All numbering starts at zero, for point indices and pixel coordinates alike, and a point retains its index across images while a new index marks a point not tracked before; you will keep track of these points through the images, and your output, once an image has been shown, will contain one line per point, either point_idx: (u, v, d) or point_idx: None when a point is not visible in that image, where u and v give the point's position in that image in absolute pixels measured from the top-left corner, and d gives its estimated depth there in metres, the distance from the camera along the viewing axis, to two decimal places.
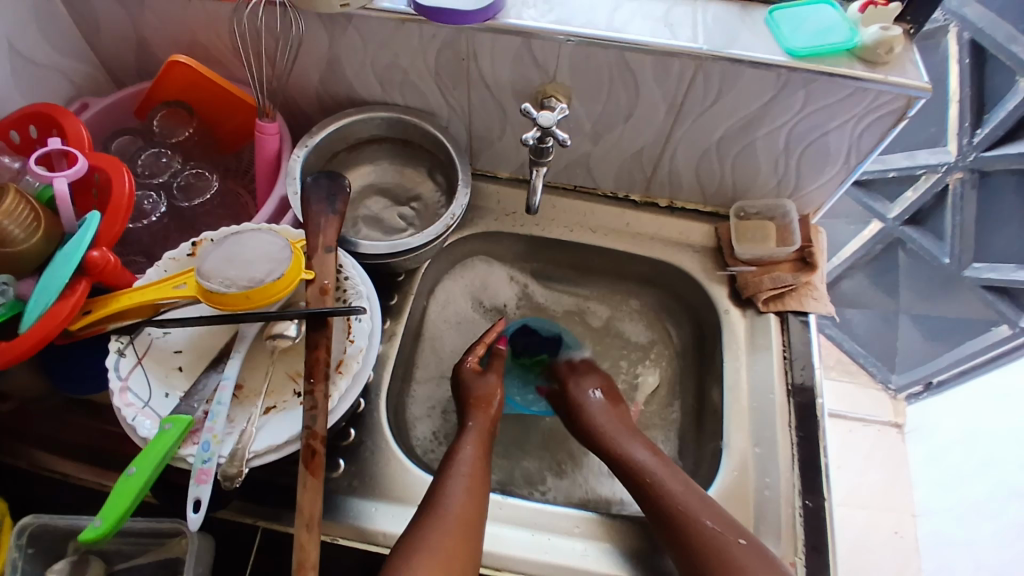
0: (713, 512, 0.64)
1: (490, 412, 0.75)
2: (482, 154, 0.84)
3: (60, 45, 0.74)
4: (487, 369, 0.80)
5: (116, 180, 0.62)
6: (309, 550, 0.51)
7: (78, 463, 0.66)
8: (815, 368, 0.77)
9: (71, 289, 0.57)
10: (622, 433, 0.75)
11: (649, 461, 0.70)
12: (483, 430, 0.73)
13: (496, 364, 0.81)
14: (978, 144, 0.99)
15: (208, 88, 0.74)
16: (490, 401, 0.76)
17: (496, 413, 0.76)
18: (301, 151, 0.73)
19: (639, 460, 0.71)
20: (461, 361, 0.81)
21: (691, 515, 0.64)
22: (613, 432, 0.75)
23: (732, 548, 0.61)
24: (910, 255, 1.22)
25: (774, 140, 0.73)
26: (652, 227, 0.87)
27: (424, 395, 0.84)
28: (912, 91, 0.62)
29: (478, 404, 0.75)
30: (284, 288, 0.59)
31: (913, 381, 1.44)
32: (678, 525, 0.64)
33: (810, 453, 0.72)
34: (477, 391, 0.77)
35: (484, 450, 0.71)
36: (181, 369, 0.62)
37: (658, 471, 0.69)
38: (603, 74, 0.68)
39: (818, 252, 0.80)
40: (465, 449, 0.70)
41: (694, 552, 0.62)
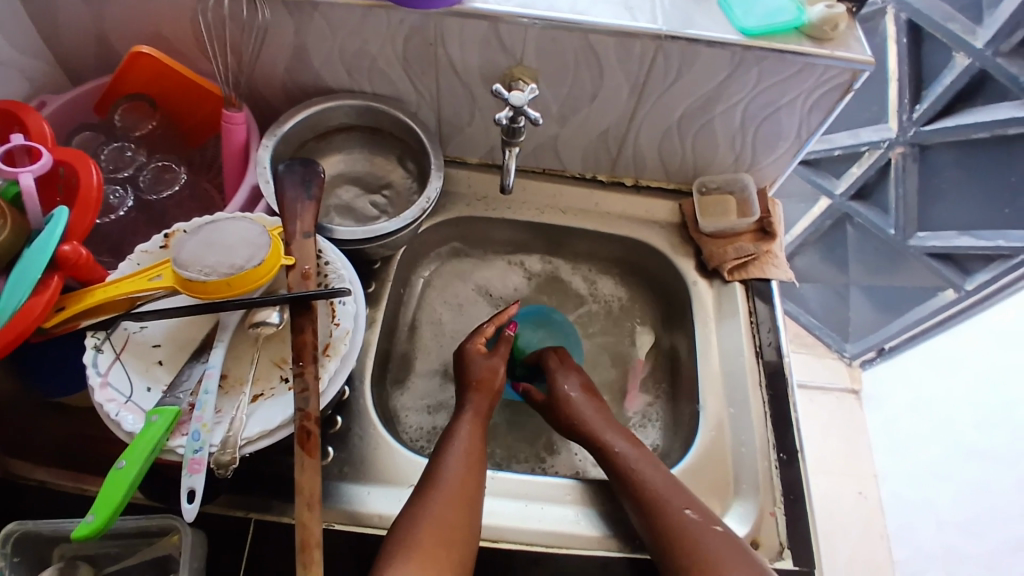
0: (689, 501, 0.66)
1: (491, 392, 0.77)
2: (452, 140, 0.85)
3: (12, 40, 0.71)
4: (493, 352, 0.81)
5: (84, 172, 0.61)
6: (312, 527, 0.53)
7: (56, 467, 0.64)
8: (779, 331, 0.81)
9: (44, 284, 0.56)
10: (603, 424, 0.75)
11: (622, 444, 0.73)
12: (481, 407, 0.75)
13: (502, 348, 0.82)
14: (917, 120, 1.06)
15: (173, 80, 0.73)
16: (492, 382, 0.78)
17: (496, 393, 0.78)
18: (270, 140, 0.72)
19: (610, 443, 0.73)
20: (469, 340, 0.82)
21: (660, 492, 0.66)
22: (595, 424, 0.75)
23: (706, 536, 0.62)
24: (857, 229, 1.29)
25: (731, 117, 0.77)
26: (620, 207, 0.90)
27: (423, 390, 0.85)
28: (856, 64, 0.67)
29: (478, 386, 0.77)
30: (266, 274, 0.59)
31: (867, 348, 1.52)
32: (664, 498, 0.66)
33: (781, 409, 0.76)
34: (479, 372, 0.78)
35: (481, 428, 0.73)
36: (161, 363, 0.61)
37: (633, 460, 0.70)
38: (568, 57, 0.70)
39: (777, 222, 0.84)
40: (460, 426, 0.72)
41: (654, 522, 0.64)
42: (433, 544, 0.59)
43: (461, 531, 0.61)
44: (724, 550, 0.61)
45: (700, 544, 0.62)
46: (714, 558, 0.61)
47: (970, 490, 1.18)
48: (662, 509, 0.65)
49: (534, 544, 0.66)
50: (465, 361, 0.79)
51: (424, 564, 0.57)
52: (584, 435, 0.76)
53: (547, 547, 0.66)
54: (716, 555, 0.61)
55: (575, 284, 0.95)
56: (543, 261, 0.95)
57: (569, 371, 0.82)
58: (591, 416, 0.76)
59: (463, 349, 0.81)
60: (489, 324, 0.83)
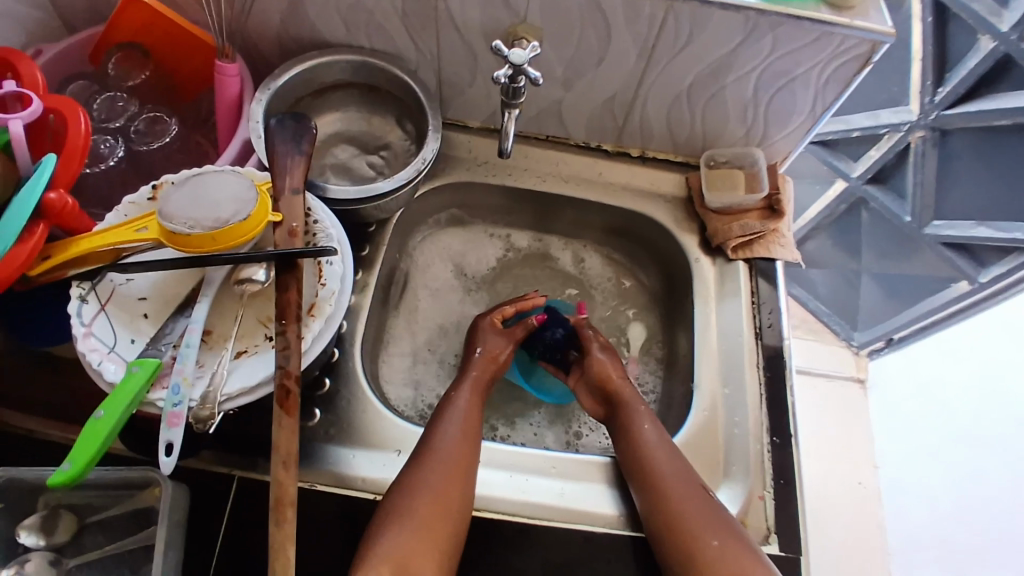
0: (701, 497, 0.65)
1: (494, 367, 0.77)
2: (452, 103, 0.82)
3: None
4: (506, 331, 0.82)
5: (72, 120, 0.59)
6: (287, 487, 0.52)
7: (44, 419, 0.64)
8: (781, 312, 0.79)
9: (29, 234, 0.55)
10: (636, 397, 0.76)
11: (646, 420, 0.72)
12: (479, 378, 0.76)
13: (517, 330, 0.83)
14: (939, 103, 1.01)
15: (165, 29, 0.71)
16: (496, 357, 0.78)
17: (501, 369, 0.78)
18: (264, 95, 0.70)
19: (637, 412, 0.74)
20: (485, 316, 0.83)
21: (667, 479, 0.66)
22: (632, 396, 0.76)
23: (728, 517, 0.64)
24: (872, 214, 1.24)
25: (744, 86, 0.74)
26: (624, 177, 0.87)
27: (401, 366, 0.84)
28: (877, 35, 0.63)
29: (478, 361, 0.77)
30: (251, 230, 0.57)
31: (874, 338, 1.49)
32: (663, 480, 0.66)
33: (777, 391, 0.74)
34: (488, 345, 0.79)
35: (480, 398, 0.74)
36: (146, 316, 0.60)
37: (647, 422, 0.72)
38: (574, 17, 0.68)
39: (784, 200, 0.81)
40: (460, 395, 0.73)
41: (662, 502, 0.65)
42: (430, 515, 0.60)
43: (458, 503, 0.62)
44: (728, 539, 0.62)
45: (707, 535, 0.62)
46: (718, 551, 0.61)
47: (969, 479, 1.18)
48: (671, 490, 0.65)
49: (518, 514, 0.66)
50: (478, 333, 0.80)
51: (420, 535, 0.59)
52: (619, 406, 0.76)
53: (533, 518, 0.66)
54: (721, 547, 0.61)
55: (558, 254, 0.94)
56: (527, 237, 0.94)
57: (601, 345, 0.81)
58: (626, 388, 0.77)
59: (477, 323, 0.82)
60: (510, 305, 0.84)
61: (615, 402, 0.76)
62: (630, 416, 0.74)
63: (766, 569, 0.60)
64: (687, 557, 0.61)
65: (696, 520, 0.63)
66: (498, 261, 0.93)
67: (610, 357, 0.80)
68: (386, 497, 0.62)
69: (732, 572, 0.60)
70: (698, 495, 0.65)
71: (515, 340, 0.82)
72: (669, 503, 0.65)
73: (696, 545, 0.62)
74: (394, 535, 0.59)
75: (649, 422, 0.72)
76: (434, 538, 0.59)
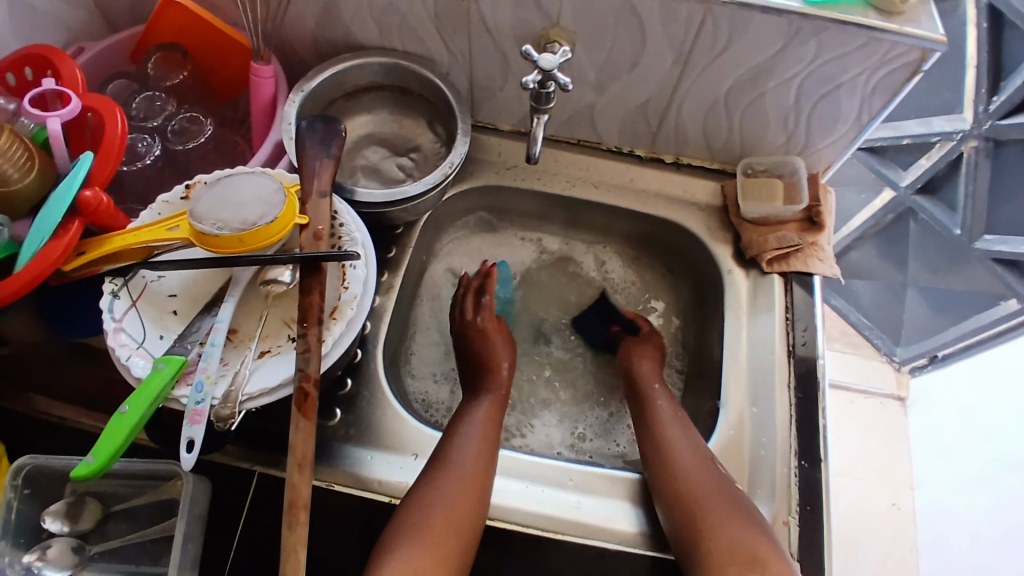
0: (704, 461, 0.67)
1: (502, 378, 0.77)
2: (483, 105, 0.82)
3: None
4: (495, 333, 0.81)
5: (109, 119, 0.61)
6: (301, 489, 0.53)
7: (79, 408, 0.66)
8: (817, 329, 0.76)
9: (64, 229, 0.57)
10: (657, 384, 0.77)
11: (665, 401, 0.74)
12: (496, 398, 0.75)
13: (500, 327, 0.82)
14: (993, 112, 0.96)
15: (202, 31, 0.73)
16: (499, 367, 0.78)
17: (507, 379, 0.77)
18: (297, 96, 0.71)
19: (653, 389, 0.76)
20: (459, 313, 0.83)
21: (687, 476, 0.66)
22: (652, 386, 0.77)
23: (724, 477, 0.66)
24: (921, 225, 1.18)
25: (785, 92, 0.71)
26: (656, 184, 0.85)
27: (429, 358, 0.84)
28: (927, 43, 0.60)
29: (491, 372, 0.77)
30: (277, 232, 0.58)
31: (918, 354, 1.42)
32: (690, 494, 0.64)
33: (809, 413, 0.72)
34: (489, 356, 0.78)
35: (498, 417, 0.73)
36: (175, 313, 0.62)
37: (662, 413, 0.73)
38: (608, 20, 0.66)
39: (826, 212, 0.79)
40: (476, 414, 0.71)
41: (671, 473, 0.66)
42: (441, 528, 0.59)
43: (470, 518, 0.61)
44: (734, 513, 0.62)
45: (706, 499, 0.63)
46: (716, 510, 0.62)
47: (1004, 508, 1.12)
48: (682, 460, 0.67)
49: (530, 526, 0.65)
50: (484, 343, 0.79)
51: (431, 547, 0.58)
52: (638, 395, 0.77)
53: (547, 531, 0.65)
54: (717, 505, 0.63)
55: (587, 262, 0.92)
56: (557, 240, 0.93)
57: (643, 347, 0.82)
58: (649, 376, 0.78)
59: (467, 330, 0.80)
60: (485, 298, 0.83)
61: (635, 395, 0.77)
62: (648, 394, 0.76)
63: (761, 531, 0.61)
64: (698, 527, 0.62)
65: (702, 491, 0.64)
66: (532, 263, 0.93)
67: (642, 345, 0.82)
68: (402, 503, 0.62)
69: (728, 531, 0.61)
70: (708, 467, 0.66)
71: (511, 350, 0.81)
72: (680, 473, 0.66)
73: (698, 507, 0.63)
74: (410, 551, 0.58)
75: (666, 397, 0.75)
76: (446, 552, 0.58)
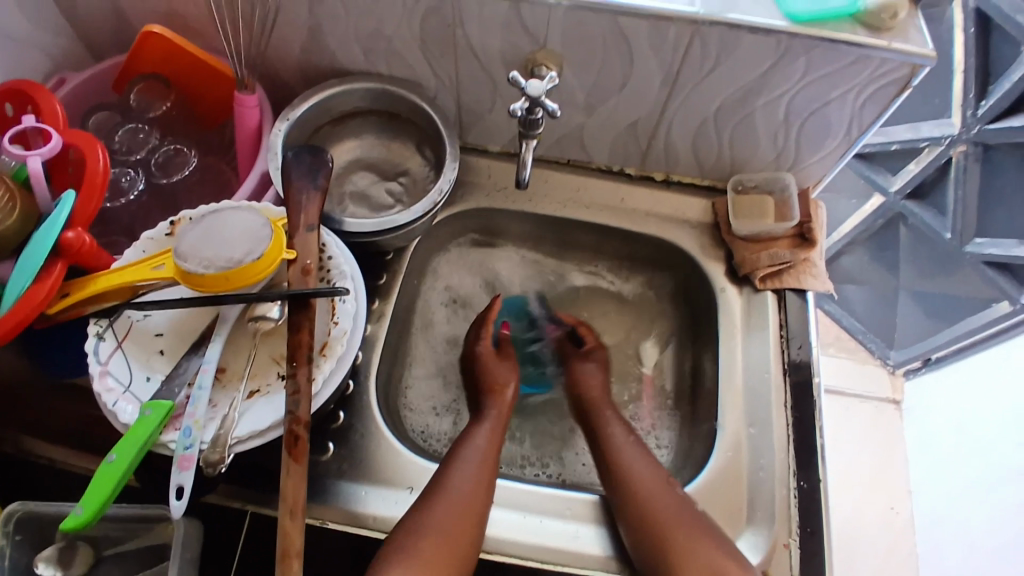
0: (667, 485, 0.65)
1: (506, 399, 0.75)
2: (472, 127, 0.81)
3: (41, 23, 0.71)
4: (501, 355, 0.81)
5: (90, 156, 0.60)
6: (293, 537, 0.52)
7: (66, 448, 0.65)
8: (812, 346, 0.76)
9: (47, 271, 0.56)
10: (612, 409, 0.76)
11: (614, 418, 0.75)
12: (500, 419, 0.73)
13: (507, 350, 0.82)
14: (982, 116, 0.96)
15: (187, 59, 0.72)
16: (505, 387, 0.76)
17: (512, 399, 0.76)
18: (282, 125, 0.70)
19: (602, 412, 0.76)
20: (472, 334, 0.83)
21: (659, 506, 0.63)
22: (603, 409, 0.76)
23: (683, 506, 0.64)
24: (911, 230, 1.18)
25: (774, 110, 0.70)
26: (648, 203, 0.85)
27: (426, 391, 0.83)
28: (916, 59, 0.60)
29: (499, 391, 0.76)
30: (264, 269, 0.57)
31: (911, 358, 1.43)
32: (670, 538, 0.61)
33: (806, 434, 0.71)
34: (501, 373, 0.78)
35: (499, 436, 0.72)
36: (162, 352, 0.61)
37: (617, 431, 0.73)
38: (596, 42, 0.65)
39: (817, 228, 0.78)
40: (475, 435, 0.70)
41: (626, 491, 0.66)
42: (436, 556, 0.58)
43: (464, 547, 0.60)
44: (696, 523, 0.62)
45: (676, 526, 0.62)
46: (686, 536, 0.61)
47: (1000, 517, 1.11)
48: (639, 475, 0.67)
49: (526, 558, 0.65)
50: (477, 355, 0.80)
51: (423, 571, 0.57)
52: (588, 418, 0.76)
53: (540, 563, 0.65)
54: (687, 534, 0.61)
55: (577, 277, 0.91)
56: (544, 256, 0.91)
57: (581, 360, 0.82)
58: (603, 402, 0.77)
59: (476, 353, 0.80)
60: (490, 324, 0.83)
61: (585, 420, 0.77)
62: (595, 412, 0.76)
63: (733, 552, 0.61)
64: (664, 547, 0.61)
65: (670, 516, 0.62)
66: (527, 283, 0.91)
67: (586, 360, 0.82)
68: (391, 535, 0.60)
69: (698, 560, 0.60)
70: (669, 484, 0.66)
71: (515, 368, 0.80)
72: (642, 490, 0.65)
73: (665, 531, 0.62)
74: (400, 572, 0.56)
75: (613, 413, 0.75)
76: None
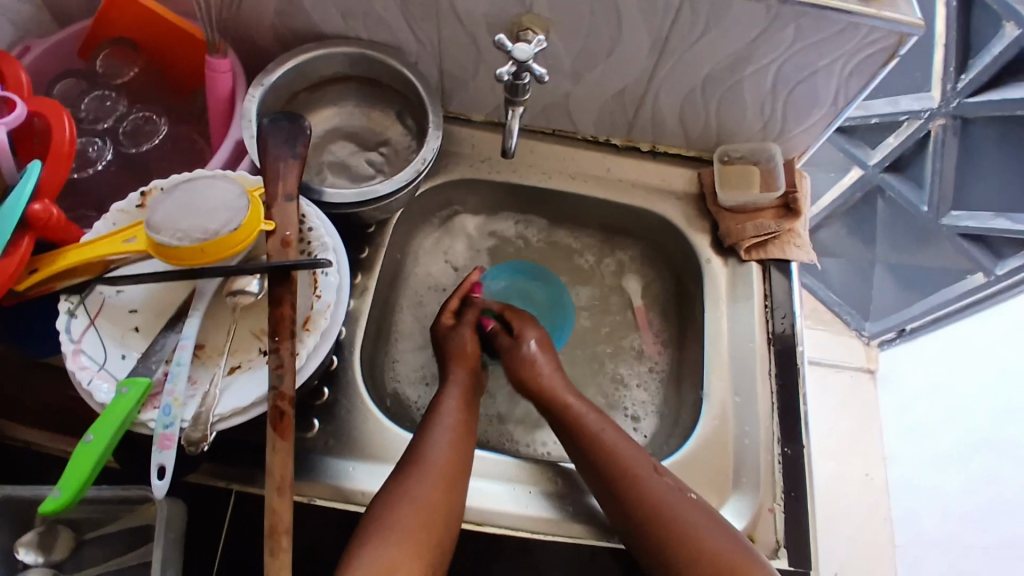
0: (662, 468, 0.65)
1: (471, 364, 0.74)
2: (455, 95, 0.79)
3: None
4: (462, 322, 0.78)
5: (56, 125, 0.56)
6: (282, 514, 0.51)
7: (45, 430, 0.63)
8: (795, 316, 0.77)
9: (14, 246, 0.53)
10: (565, 387, 0.72)
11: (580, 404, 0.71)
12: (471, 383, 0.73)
13: (471, 315, 0.78)
14: (961, 90, 0.96)
15: (153, 23, 0.68)
16: (469, 353, 0.75)
17: (478, 364, 0.75)
18: (257, 91, 0.67)
19: (574, 407, 0.70)
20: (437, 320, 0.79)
21: (660, 487, 0.63)
22: (556, 387, 0.72)
23: (682, 501, 0.62)
24: (888, 204, 1.19)
25: (761, 80, 0.70)
26: (633, 173, 0.84)
27: (415, 362, 0.82)
28: (905, 28, 0.59)
29: (460, 359, 0.74)
30: (242, 241, 0.55)
31: (886, 329, 1.45)
32: (679, 512, 0.62)
33: (790, 400, 0.72)
34: (456, 346, 0.75)
35: (472, 401, 0.71)
36: (138, 330, 0.59)
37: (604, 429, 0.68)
38: (584, 6, 0.63)
39: (802, 197, 0.78)
40: (448, 400, 0.69)
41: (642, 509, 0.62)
42: (410, 525, 0.57)
43: (446, 509, 0.59)
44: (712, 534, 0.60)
45: (684, 492, 0.64)
46: (695, 504, 0.62)
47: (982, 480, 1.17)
48: (658, 489, 0.63)
49: (517, 528, 0.65)
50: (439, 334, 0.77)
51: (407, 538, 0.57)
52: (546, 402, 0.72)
53: (531, 533, 0.64)
54: (696, 501, 0.63)
55: (565, 244, 0.90)
56: (519, 229, 0.90)
57: (526, 327, 0.78)
58: (552, 377, 0.73)
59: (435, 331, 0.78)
60: (452, 297, 0.80)
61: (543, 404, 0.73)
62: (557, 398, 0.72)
63: (726, 526, 0.62)
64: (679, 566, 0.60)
65: (672, 498, 0.62)
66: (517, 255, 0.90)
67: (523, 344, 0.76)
68: (370, 505, 0.60)
69: (703, 526, 0.61)
70: (688, 496, 0.63)
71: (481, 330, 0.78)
72: (665, 514, 0.62)
73: (674, 507, 0.62)
74: (379, 547, 0.56)
75: (580, 402, 0.71)
76: (422, 543, 0.57)
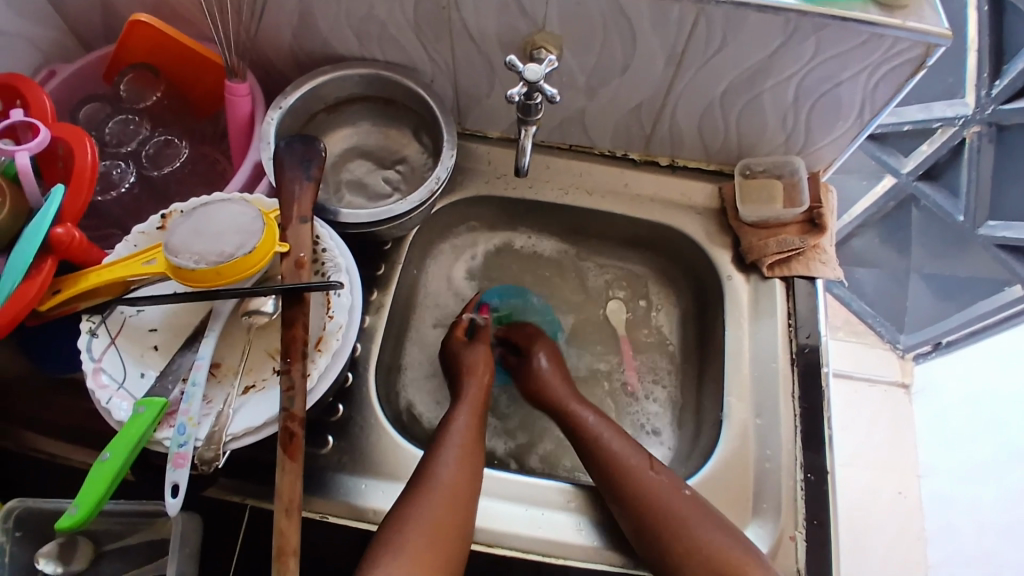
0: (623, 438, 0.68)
1: (484, 380, 0.74)
2: (470, 113, 0.79)
3: (29, 16, 0.69)
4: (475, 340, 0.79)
5: (79, 151, 0.58)
6: (289, 536, 0.51)
7: (69, 444, 0.64)
8: (820, 333, 0.74)
9: (37, 268, 0.55)
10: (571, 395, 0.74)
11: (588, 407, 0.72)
12: (474, 403, 0.72)
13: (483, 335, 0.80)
14: (996, 97, 0.92)
15: (173, 50, 0.70)
16: (479, 367, 0.75)
17: (489, 380, 0.75)
18: (276, 113, 0.68)
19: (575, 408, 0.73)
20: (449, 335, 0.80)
21: (623, 455, 0.67)
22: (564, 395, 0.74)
23: (645, 477, 0.64)
24: (923, 211, 1.14)
25: (782, 93, 0.68)
26: (652, 188, 0.82)
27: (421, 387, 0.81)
28: (932, 37, 0.57)
29: (472, 373, 0.74)
30: (258, 262, 0.55)
31: (922, 341, 1.39)
32: (640, 476, 0.65)
33: (814, 425, 0.70)
34: (468, 360, 0.75)
35: (478, 420, 0.70)
36: (157, 348, 0.60)
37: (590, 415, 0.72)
38: (595, 22, 0.63)
39: (827, 213, 0.76)
40: (458, 418, 0.69)
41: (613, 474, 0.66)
42: (420, 545, 0.57)
43: (460, 535, 0.59)
44: (691, 518, 0.61)
45: (650, 469, 0.65)
46: (660, 481, 0.64)
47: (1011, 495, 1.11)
48: (628, 464, 0.66)
49: (529, 552, 0.64)
50: (451, 351, 0.77)
51: (416, 566, 0.56)
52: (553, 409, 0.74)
53: (542, 557, 0.63)
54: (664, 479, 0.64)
55: (588, 266, 0.90)
56: (534, 240, 0.90)
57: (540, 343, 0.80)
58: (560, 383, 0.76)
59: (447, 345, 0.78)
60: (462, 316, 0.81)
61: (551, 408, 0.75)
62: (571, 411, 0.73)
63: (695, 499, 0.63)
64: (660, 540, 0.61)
65: (642, 478, 0.64)
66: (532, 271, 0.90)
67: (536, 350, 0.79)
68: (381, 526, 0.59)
69: (671, 500, 0.62)
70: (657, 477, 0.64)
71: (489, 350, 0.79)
72: (632, 480, 0.64)
73: (638, 477, 0.65)
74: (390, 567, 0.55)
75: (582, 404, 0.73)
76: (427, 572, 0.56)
